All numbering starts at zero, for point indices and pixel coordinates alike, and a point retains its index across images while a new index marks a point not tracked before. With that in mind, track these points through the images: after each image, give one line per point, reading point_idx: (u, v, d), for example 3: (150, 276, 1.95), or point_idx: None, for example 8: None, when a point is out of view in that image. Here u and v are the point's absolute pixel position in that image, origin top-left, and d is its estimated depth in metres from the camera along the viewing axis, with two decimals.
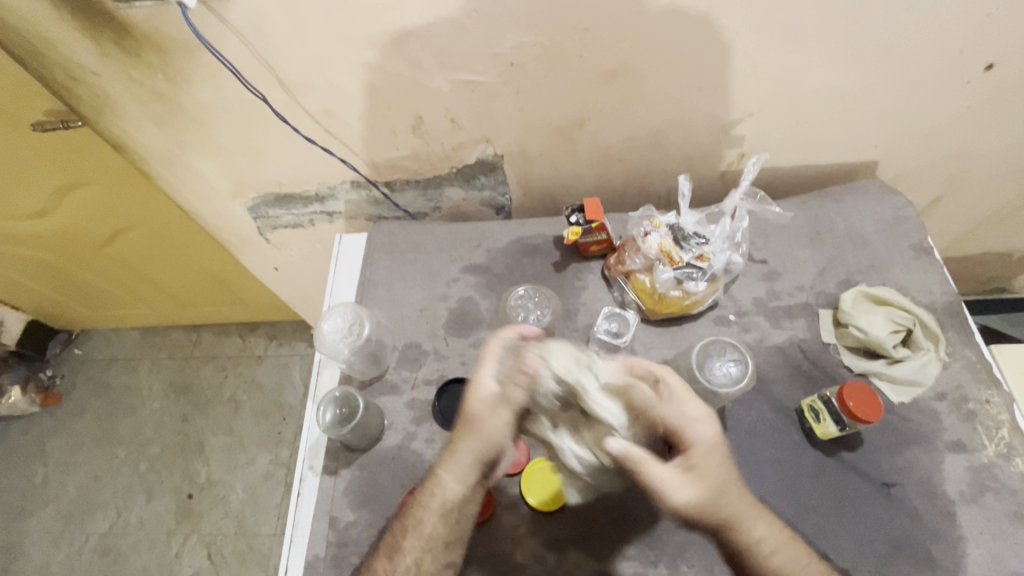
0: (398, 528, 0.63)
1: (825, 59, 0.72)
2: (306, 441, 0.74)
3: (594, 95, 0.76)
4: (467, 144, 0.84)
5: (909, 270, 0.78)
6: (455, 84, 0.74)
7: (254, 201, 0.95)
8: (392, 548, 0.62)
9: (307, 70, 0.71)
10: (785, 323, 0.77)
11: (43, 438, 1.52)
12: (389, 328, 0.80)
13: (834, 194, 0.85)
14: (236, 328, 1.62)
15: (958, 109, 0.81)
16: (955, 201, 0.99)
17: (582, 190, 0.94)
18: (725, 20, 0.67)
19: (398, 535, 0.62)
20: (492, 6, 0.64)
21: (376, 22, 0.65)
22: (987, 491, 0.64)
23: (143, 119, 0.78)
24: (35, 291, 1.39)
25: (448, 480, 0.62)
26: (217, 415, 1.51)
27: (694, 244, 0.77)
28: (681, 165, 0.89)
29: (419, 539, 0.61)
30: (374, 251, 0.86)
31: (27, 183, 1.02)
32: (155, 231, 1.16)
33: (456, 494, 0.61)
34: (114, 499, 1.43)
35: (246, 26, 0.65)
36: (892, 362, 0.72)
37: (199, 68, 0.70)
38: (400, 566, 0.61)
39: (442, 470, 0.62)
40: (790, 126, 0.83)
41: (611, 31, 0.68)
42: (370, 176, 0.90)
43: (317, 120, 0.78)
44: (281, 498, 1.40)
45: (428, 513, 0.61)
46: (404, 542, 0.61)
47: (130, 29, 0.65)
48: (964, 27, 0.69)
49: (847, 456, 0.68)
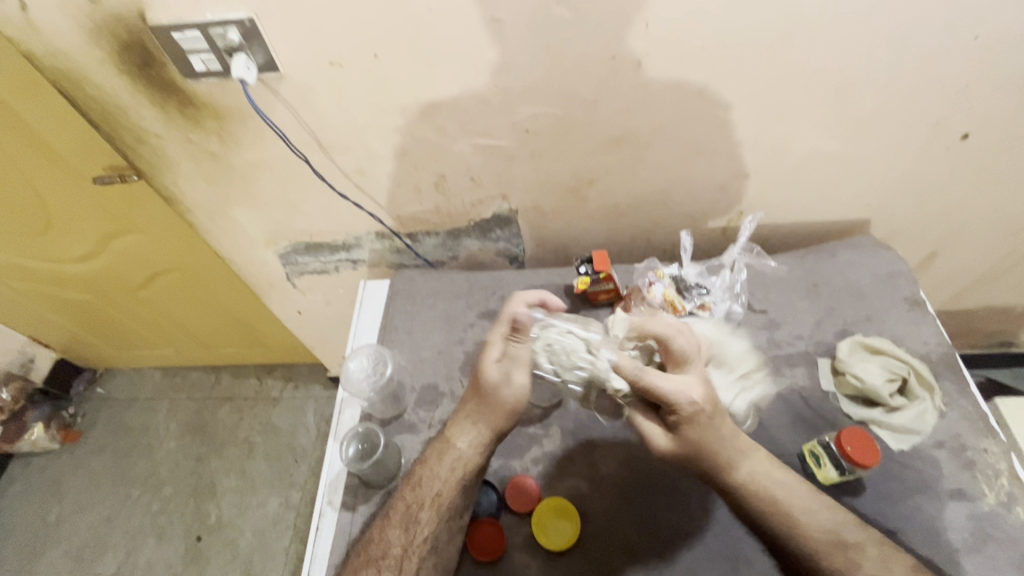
0: (411, 503, 0.68)
1: (813, 128, 0.80)
2: (326, 475, 0.77)
3: (602, 158, 0.84)
4: (485, 200, 0.91)
5: (903, 321, 0.82)
6: (476, 147, 0.82)
7: (285, 249, 1.02)
8: (409, 522, 0.66)
9: (345, 134, 0.79)
10: (786, 370, 0.81)
11: (60, 476, 1.54)
12: (408, 369, 0.85)
13: (828, 249, 0.90)
14: (254, 370, 1.67)
15: (940, 173, 0.87)
16: (948, 258, 1.04)
17: (591, 243, 1.00)
18: (718, 95, 0.75)
19: (413, 508, 0.67)
20: (511, 82, 0.72)
21: (408, 96, 0.74)
22: (991, 540, 0.65)
23: (194, 175, 0.87)
24: (69, 329, 1.47)
25: (466, 447, 0.69)
26: (230, 456, 1.54)
27: (695, 294, 0.86)
28: (683, 220, 0.96)
29: (436, 511, 0.67)
30: (395, 297, 0.92)
31: (79, 230, 1.11)
32: (189, 275, 1.24)
33: (472, 462, 0.69)
34: (125, 540, 1.43)
35: (295, 98, 0.74)
36: (890, 410, 0.75)
37: (250, 132, 0.79)
38: (417, 537, 0.66)
39: (458, 440, 0.69)
40: (784, 186, 0.89)
41: (616, 103, 0.76)
42: (395, 227, 0.97)
43: (350, 178, 0.87)
44: (289, 542, 1.40)
45: (446, 484, 0.68)
46: (422, 513, 0.67)
47: (194, 99, 0.75)
48: (936, 102, 0.76)
49: (851, 503, 0.70)
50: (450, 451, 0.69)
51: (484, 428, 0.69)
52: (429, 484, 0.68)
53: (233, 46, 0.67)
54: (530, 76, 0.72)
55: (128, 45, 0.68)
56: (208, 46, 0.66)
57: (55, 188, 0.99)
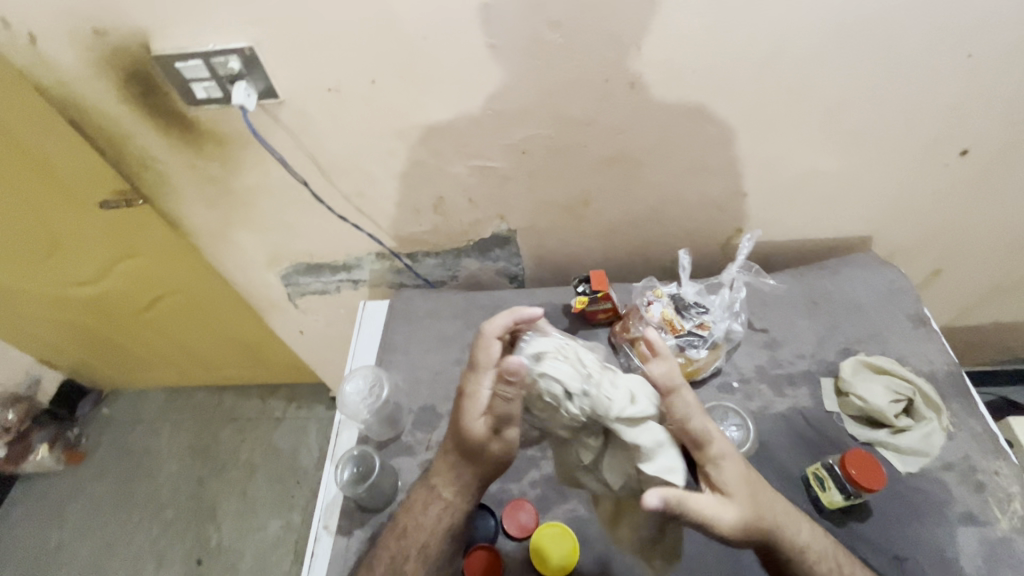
0: (397, 553, 0.66)
1: (809, 146, 0.80)
2: (323, 499, 0.76)
3: (599, 178, 0.84)
4: (482, 220, 0.92)
5: (906, 340, 0.81)
6: (473, 169, 0.83)
7: (287, 270, 1.03)
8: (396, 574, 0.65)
9: (344, 158, 0.80)
10: (788, 390, 0.79)
11: (64, 498, 1.54)
12: (405, 390, 0.85)
13: (828, 267, 0.90)
14: (257, 390, 1.67)
15: (941, 189, 0.87)
16: (954, 274, 1.03)
17: (590, 262, 1.00)
18: (714, 114, 0.75)
19: (399, 559, 0.66)
20: (507, 105, 0.73)
21: (406, 120, 0.75)
22: (1005, 567, 0.63)
23: (197, 200, 0.88)
24: (75, 351, 1.48)
25: (450, 497, 0.67)
26: (233, 478, 1.53)
27: (695, 313, 0.82)
28: (682, 239, 0.95)
29: (423, 561, 0.67)
30: (394, 317, 0.92)
31: (85, 253, 1.13)
32: (192, 296, 1.25)
33: (457, 509, 0.68)
34: (126, 563, 1.42)
35: (295, 124, 0.76)
36: (896, 431, 0.73)
37: (251, 157, 0.81)
38: None
39: (443, 489, 0.68)
40: (783, 204, 0.89)
41: (611, 123, 0.76)
42: (395, 248, 0.98)
43: (349, 200, 0.87)
44: (290, 565, 1.39)
45: (428, 533, 0.67)
46: (409, 564, 0.66)
47: (195, 126, 0.76)
48: (933, 118, 0.76)
49: (856, 527, 0.68)
50: (432, 498, 0.68)
51: (466, 483, 0.66)
52: (415, 534, 0.67)
53: (233, 74, 0.68)
54: (524, 98, 0.73)
55: (132, 75, 0.70)
56: (208, 75, 0.68)
57: (62, 212, 1.01)
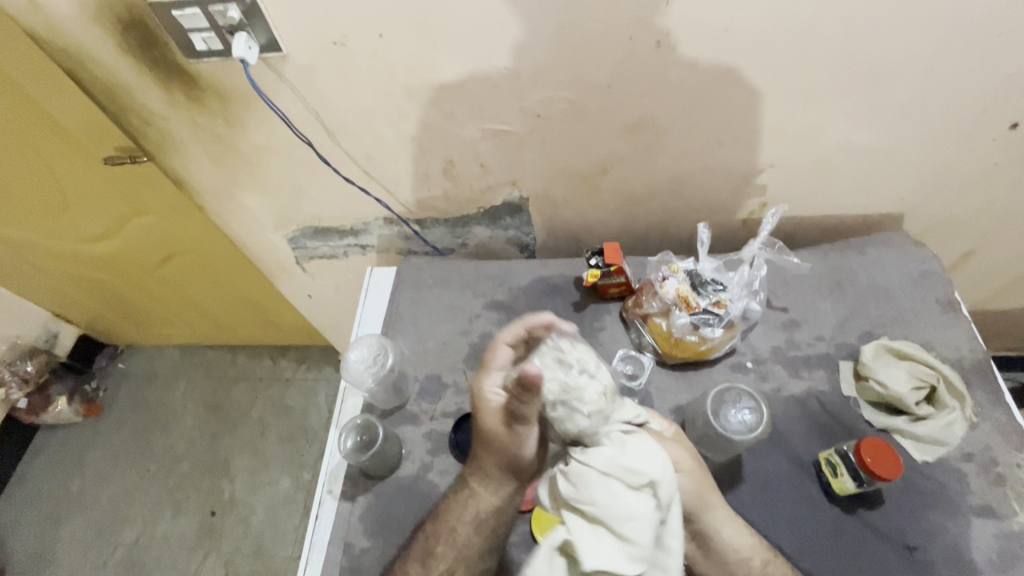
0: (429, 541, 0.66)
1: (844, 116, 0.75)
2: (326, 466, 0.76)
3: (619, 145, 0.80)
4: (494, 187, 0.89)
5: (934, 324, 0.77)
6: (486, 133, 0.79)
7: (294, 233, 1.01)
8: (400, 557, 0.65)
9: (351, 119, 0.77)
10: (804, 373, 0.77)
11: (84, 447, 1.59)
12: (412, 359, 0.84)
13: (855, 245, 0.85)
14: (268, 350, 1.69)
15: (986, 166, 0.81)
16: (988, 257, 0.98)
17: (604, 234, 0.97)
18: (745, 75, 0.70)
19: (431, 539, 0.67)
20: (522, 63, 0.69)
21: (416, 79, 0.71)
22: (1018, 561, 0.62)
23: (201, 158, 0.86)
24: (89, 306, 1.50)
25: (481, 489, 0.68)
26: (244, 435, 1.56)
27: (712, 290, 0.77)
28: (702, 213, 0.91)
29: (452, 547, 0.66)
30: (402, 285, 0.90)
31: (94, 210, 1.12)
32: (202, 256, 1.24)
33: (489, 501, 0.67)
34: (142, 512, 1.47)
35: (300, 81, 0.72)
36: (915, 419, 0.71)
37: (254, 115, 0.77)
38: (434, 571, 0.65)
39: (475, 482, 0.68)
40: (811, 178, 0.84)
41: (631, 86, 0.71)
42: (403, 214, 0.95)
43: (356, 162, 0.84)
44: (299, 521, 1.42)
45: (464, 522, 0.67)
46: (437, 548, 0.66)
47: (196, 79, 0.73)
48: (985, 88, 0.70)
49: (866, 515, 0.67)
50: (467, 500, 0.68)
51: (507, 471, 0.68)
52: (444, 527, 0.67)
53: (234, 24, 0.64)
54: (540, 57, 0.68)
55: (129, 24, 0.66)
56: (208, 25, 0.64)
57: (69, 167, 0.99)
